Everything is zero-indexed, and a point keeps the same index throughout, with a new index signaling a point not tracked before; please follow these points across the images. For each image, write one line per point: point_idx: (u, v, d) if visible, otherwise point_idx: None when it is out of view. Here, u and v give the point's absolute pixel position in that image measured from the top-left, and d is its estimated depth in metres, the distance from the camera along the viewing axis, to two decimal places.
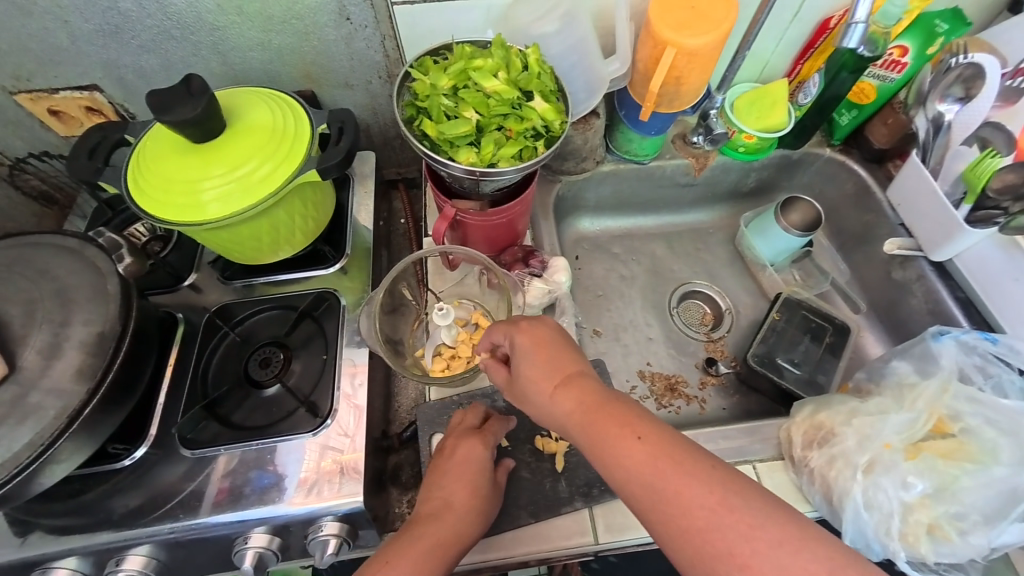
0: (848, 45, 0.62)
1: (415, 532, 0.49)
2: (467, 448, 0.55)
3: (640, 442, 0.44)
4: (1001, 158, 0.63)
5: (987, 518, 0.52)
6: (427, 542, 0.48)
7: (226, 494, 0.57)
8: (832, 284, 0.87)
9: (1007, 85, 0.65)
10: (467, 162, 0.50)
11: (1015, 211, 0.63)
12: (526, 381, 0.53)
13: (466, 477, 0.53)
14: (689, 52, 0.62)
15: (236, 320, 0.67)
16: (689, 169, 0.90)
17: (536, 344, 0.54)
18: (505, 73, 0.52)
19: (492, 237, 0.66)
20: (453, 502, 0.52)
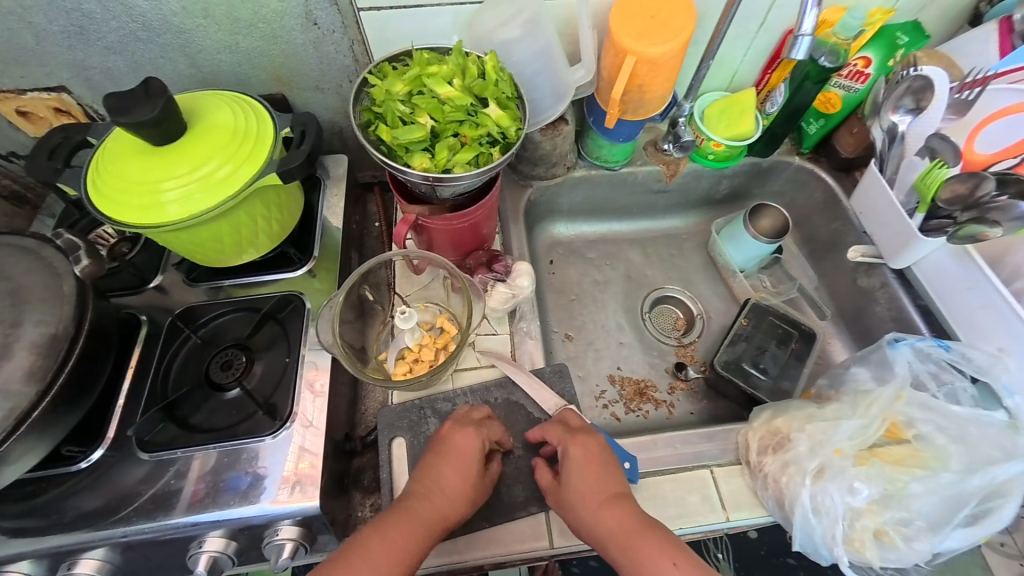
0: (796, 57, 0.63)
1: (407, 515, 0.50)
2: (469, 443, 0.55)
3: (675, 569, 0.47)
4: (948, 168, 0.64)
5: (932, 524, 0.53)
6: (415, 526, 0.50)
7: (204, 494, 0.56)
8: (800, 290, 0.88)
9: (957, 98, 0.66)
10: (422, 167, 0.51)
11: (963, 220, 0.63)
12: (577, 495, 0.53)
13: (465, 471, 0.53)
14: (650, 60, 0.63)
15: (199, 323, 0.67)
16: (661, 176, 0.90)
17: (587, 459, 0.55)
18: (459, 79, 0.52)
19: (457, 241, 0.67)
20: (445, 487, 0.53)
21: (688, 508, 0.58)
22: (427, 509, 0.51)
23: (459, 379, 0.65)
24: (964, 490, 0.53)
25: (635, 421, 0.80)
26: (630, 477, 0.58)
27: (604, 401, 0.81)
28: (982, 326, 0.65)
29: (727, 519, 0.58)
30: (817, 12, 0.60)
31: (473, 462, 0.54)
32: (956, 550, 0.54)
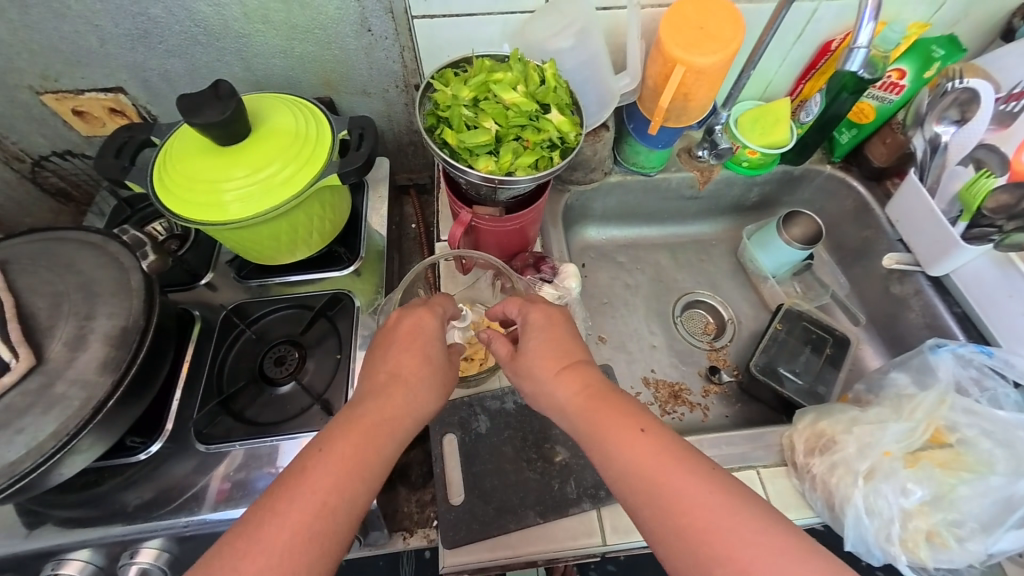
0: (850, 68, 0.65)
1: (350, 423, 0.47)
2: (428, 323, 0.55)
3: (644, 435, 0.46)
4: (995, 178, 0.65)
5: (984, 525, 0.54)
6: (358, 433, 0.46)
7: (228, 492, 0.58)
8: (832, 297, 0.89)
9: (1002, 109, 0.67)
10: (486, 169, 0.52)
11: (1008, 228, 0.64)
12: (533, 356, 0.53)
13: (422, 349, 0.54)
14: (698, 70, 0.65)
15: (251, 318, 0.68)
16: (694, 182, 0.93)
17: (548, 321, 0.56)
18: (523, 85, 0.54)
19: (504, 243, 0.68)
20: (394, 377, 0.51)
21: None
22: (369, 412, 0.48)
23: (507, 378, 0.65)
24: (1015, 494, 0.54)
25: (669, 423, 0.81)
26: None
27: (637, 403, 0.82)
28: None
29: None
30: (871, 24, 0.62)
31: (436, 337, 0.55)
32: (1008, 551, 0.54)
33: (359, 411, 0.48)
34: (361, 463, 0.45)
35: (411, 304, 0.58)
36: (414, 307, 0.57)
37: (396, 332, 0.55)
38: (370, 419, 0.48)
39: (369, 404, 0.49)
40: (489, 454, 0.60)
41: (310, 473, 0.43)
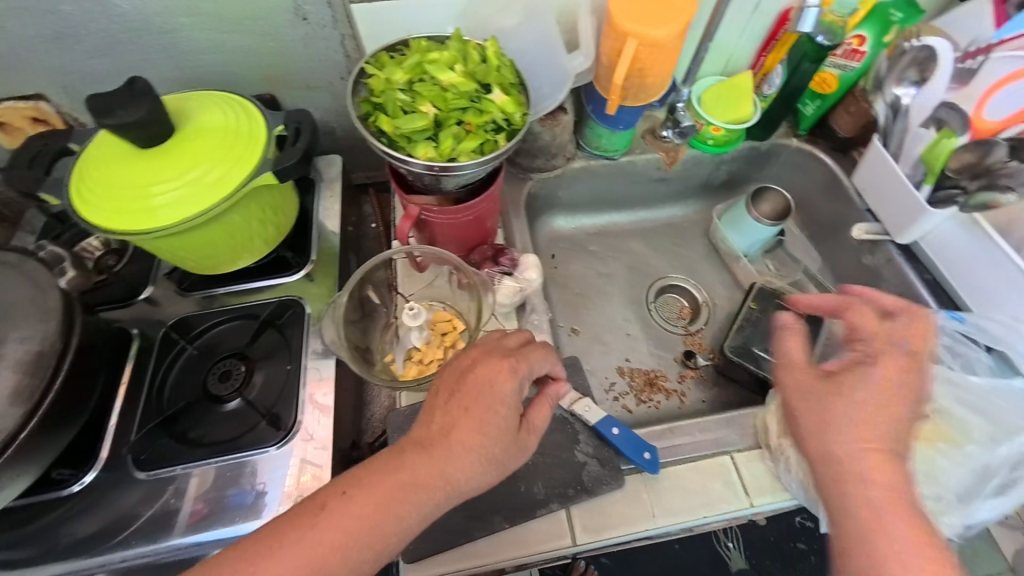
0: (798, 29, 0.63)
1: (398, 465, 0.44)
2: (506, 387, 0.47)
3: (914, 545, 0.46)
4: (956, 138, 0.64)
5: (962, 497, 0.53)
6: (400, 481, 0.44)
7: (202, 514, 0.54)
8: (804, 273, 0.88)
9: (962, 67, 0.65)
10: (426, 157, 0.48)
11: (972, 189, 0.64)
12: (843, 435, 0.49)
13: (494, 418, 0.46)
14: (653, 43, 0.61)
15: (194, 333, 0.63)
16: (661, 164, 0.90)
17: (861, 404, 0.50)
18: (461, 64, 0.50)
19: (459, 236, 0.64)
20: (461, 440, 0.45)
21: (712, 497, 0.56)
22: (422, 463, 0.45)
23: None
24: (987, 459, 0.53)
25: (646, 413, 0.78)
26: (651, 468, 0.55)
27: (613, 394, 0.80)
28: (996, 296, 0.66)
29: (751, 505, 0.57)
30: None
31: (506, 406, 0.47)
32: (986, 521, 0.54)
33: (408, 457, 0.45)
34: (383, 510, 0.43)
35: (494, 350, 0.50)
36: (493, 356, 0.49)
37: (468, 378, 0.47)
38: (411, 471, 0.44)
39: (423, 456, 0.45)
40: None
41: (321, 522, 0.42)
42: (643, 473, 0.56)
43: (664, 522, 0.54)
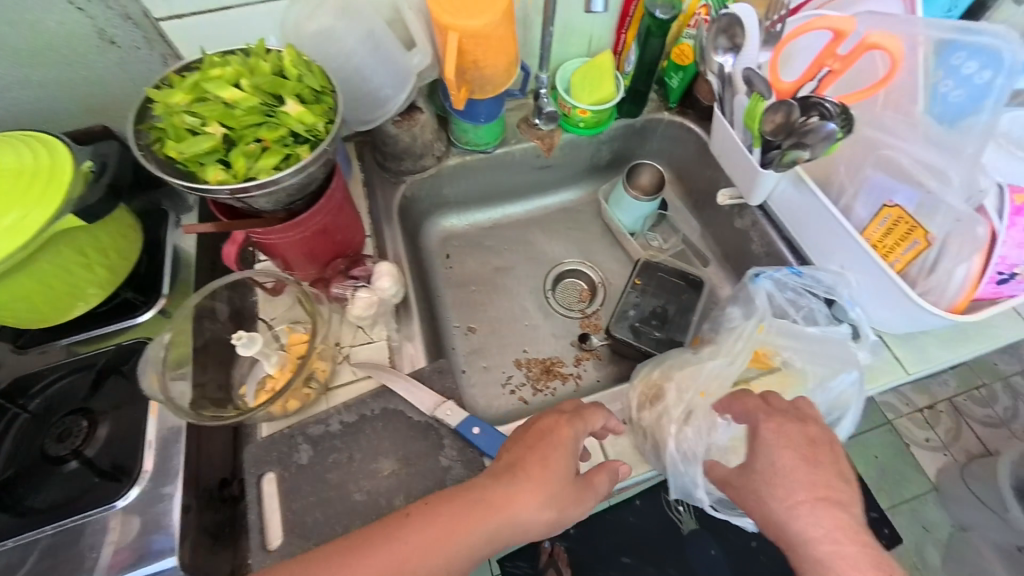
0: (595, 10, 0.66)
1: (463, 496, 0.47)
2: (567, 434, 0.51)
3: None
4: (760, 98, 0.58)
5: None
6: (462, 512, 0.46)
7: (124, 557, 0.51)
8: (685, 243, 0.90)
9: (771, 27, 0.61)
10: (220, 181, 0.46)
11: (784, 146, 0.55)
12: (764, 486, 0.47)
13: (554, 464, 0.50)
14: (472, 35, 0.60)
15: (30, 394, 0.59)
16: (538, 151, 0.90)
17: (797, 454, 0.47)
18: (246, 78, 0.48)
19: (307, 252, 0.62)
20: (532, 483, 0.48)
21: None
22: (495, 494, 0.47)
23: (333, 399, 0.60)
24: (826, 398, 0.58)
25: (543, 401, 0.79)
26: None
27: (510, 387, 0.80)
28: (824, 246, 0.63)
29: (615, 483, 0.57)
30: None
31: (569, 449, 0.51)
32: None
33: (472, 489, 0.48)
34: (450, 542, 0.45)
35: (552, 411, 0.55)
36: (550, 413, 0.54)
37: (533, 437, 0.51)
38: (473, 502, 0.47)
39: (496, 490, 0.48)
40: (314, 485, 0.54)
41: (401, 537, 0.45)
42: None
43: None
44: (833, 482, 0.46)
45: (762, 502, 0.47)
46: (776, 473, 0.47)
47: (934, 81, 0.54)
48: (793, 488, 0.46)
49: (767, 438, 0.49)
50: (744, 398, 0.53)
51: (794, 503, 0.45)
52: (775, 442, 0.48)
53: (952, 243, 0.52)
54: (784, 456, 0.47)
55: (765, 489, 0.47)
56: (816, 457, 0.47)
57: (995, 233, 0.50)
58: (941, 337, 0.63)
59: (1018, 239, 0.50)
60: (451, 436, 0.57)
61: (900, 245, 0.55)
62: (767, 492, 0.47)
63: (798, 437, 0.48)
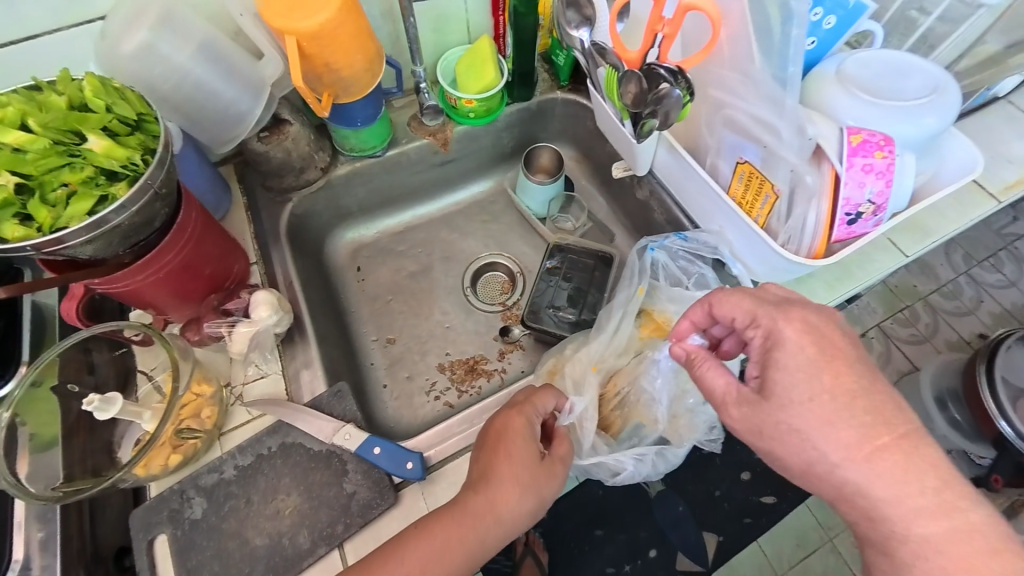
0: None
1: (450, 511, 0.48)
2: (520, 423, 0.53)
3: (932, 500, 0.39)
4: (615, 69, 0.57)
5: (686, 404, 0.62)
6: (457, 530, 0.47)
7: None
8: (593, 221, 0.90)
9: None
10: (18, 237, 0.41)
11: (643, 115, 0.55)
12: (806, 400, 0.42)
13: (516, 456, 0.52)
14: (311, 36, 0.56)
15: None
16: (433, 148, 0.86)
17: (823, 356, 0.43)
18: (35, 117, 0.43)
19: (179, 293, 0.57)
20: (504, 483, 0.50)
21: None
22: (478, 503, 0.49)
23: (229, 442, 0.57)
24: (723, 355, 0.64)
25: (470, 402, 0.78)
26: (415, 476, 0.55)
27: (434, 393, 0.78)
28: (704, 210, 0.67)
29: None
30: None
31: (527, 437, 0.53)
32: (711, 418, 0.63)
33: (452, 504, 0.49)
34: (459, 552, 0.47)
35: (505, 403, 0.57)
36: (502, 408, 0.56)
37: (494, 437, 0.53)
38: (456, 517, 0.48)
39: (474, 500, 0.49)
40: (210, 537, 0.52)
41: (400, 559, 0.45)
42: (415, 481, 0.56)
43: None
44: (877, 398, 0.42)
45: (781, 432, 0.43)
46: (807, 392, 0.42)
47: (784, 29, 0.48)
48: (821, 406, 0.41)
49: (779, 354, 0.44)
50: (740, 303, 0.49)
51: (830, 424, 0.41)
52: (790, 357, 0.43)
53: (800, 192, 0.55)
54: (801, 368, 0.43)
55: (785, 412, 0.43)
56: (848, 365, 0.43)
57: (836, 176, 0.52)
58: (828, 281, 0.65)
59: (859, 179, 0.51)
60: (354, 460, 0.55)
61: (758, 199, 0.59)
62: (785, 414, 0.43)
63: (824, 342, 0.43)
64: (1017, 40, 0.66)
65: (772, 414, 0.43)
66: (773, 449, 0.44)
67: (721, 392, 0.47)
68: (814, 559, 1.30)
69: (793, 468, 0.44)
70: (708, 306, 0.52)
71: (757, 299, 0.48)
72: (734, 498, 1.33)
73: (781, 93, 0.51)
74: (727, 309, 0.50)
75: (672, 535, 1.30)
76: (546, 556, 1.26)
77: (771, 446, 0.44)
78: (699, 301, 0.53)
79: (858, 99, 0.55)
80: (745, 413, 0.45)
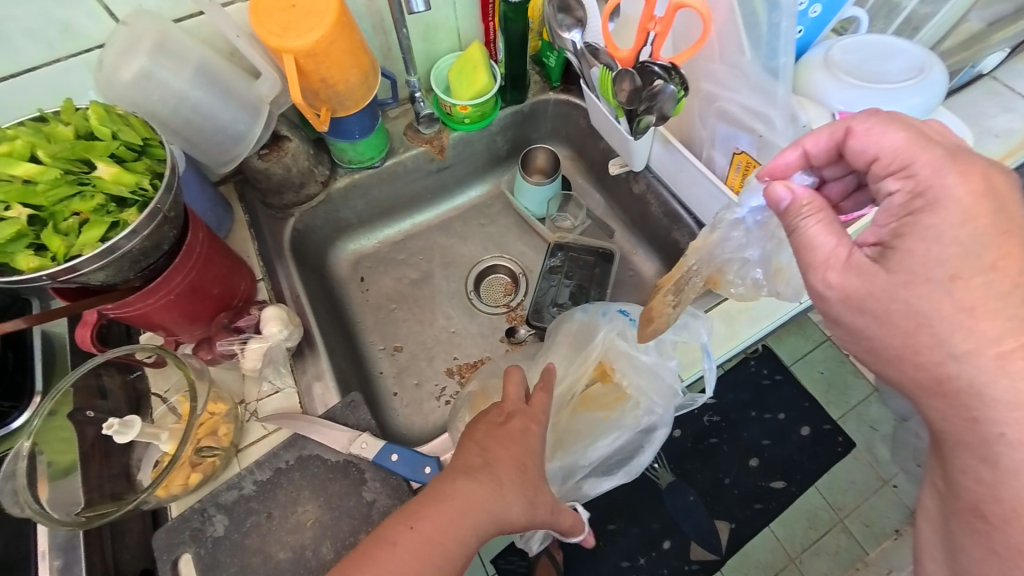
0: (419, 11, 0.62)
1: (450, 504, 0.48)
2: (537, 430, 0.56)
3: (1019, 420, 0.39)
4: (611, 69, 0.57)
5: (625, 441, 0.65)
6: (451, 525, 0.47)
7: None
8: (592, 218, 0.92)
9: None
10: (32, 267, 0.42)
11: (638, 112, 0.56)
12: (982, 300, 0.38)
13: (520, 439, 0.55)
14: (306, 54, 0.57)
15: None
16: (430, 156, 0.87)
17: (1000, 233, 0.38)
18: (43, 148, 0.43)
19: (189, 314, 0.58)
20: (503, 475, 0.51)
21: None
22: (477, 493, 0.50)
23: (246, 458, 0.58)
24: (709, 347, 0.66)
25: None
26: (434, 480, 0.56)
27: (444, 398, 0.79)
28: (702, 201, 0.68)
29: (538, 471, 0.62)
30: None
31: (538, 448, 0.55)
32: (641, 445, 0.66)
33: (454, 494, 0.49)
34: (442, 551, 0.46)
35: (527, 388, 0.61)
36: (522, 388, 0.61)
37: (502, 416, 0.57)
38: (453, 511, 0.48)
39: (472, 490, 0.50)
40: (233, 554, 0.52)
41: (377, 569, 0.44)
42: None
43: None
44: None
45: (893, 308, 0.40)
46: (947, 270, 0.39)
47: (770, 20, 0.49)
48: (960, 293, 0.38)
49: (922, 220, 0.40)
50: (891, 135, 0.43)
51: (969, 314, 0.38)
52: (946, 225, 0.39)
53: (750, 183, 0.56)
54: (958, 241, 0.39)
55: (913, 291, 0.39)
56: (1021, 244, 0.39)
57: None
58: (754, 315, 0.67)
59: None
60: (372, 469, 0.56)
61: None
62: (903, 292, 0.40)
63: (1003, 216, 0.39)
64: (997, 18, 0.68)
65: (892, 286, 0.40)
66: (863, 326, 0.43)
67: (830, 250, 0.43)
68: (827, 540, 1.29)
69: (933, 395, 0.42)
70: (844, 136, 0.45)
71: (915, 145, 0.42)
72: (743, 483, 1.35)
73: (772, 84, 0.52)
74: (870, 144, 0.44)
75: (684, 524, 1.32)
76: (561, 554, 1.27)
77: (864, 322, 0.43)
78: (838, 126, 0.46)
79: (846, 84, 0.56)
80: (849, 278, 0.42)
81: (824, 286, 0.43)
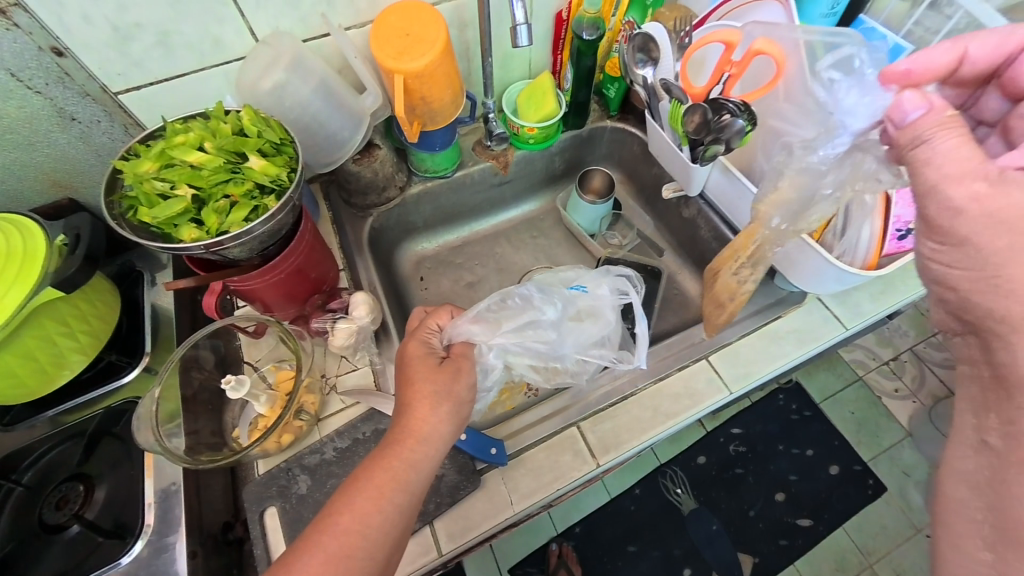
0: (523, 45, 0.64)
1: (379, 452, 0.50)
2: (414, 348, 0.57)
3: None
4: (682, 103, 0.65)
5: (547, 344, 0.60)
6: (383, 466, 0.49)
7: None
8: (641, 236, 0.98)
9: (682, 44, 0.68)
10: (193, 239, 0.49)
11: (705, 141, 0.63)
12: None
13: (420, 373, 0.54)
14: (415, 75, 0.65)
15: (24, 468, 0.64)
16: (495, 170, 0.94)
17: None
18: (210, 141, 0.52)
19: (290, 293, 0.65)
20: (412, 407, 0.52)
21: (562, 469, 0.62)
22: (400, 434, 0.51)
23: (327, 427, 0.64)
24: (760, 361, 0.69)
25: None
26: (499, 460, 0.60)
27: None
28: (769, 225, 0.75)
29: (597, 465, 0.62)
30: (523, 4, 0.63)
31: (423, 358, 0.56)
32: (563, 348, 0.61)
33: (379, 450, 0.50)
34: (382, 491, 0.48)
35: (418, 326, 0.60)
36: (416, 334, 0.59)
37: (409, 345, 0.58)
38: (382, 467, 0.49)
39: (397, 432, 0.51)
40: (315, 511, 0.58)
41: (335, 514, 0.47)
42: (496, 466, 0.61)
43: (521, 506, 0.60)
44: None
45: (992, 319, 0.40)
46: None
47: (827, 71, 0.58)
48: None
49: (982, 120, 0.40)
50: None
51: None
52: None
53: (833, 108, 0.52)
54: None
55: None
56: None
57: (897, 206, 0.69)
58: (797, 338, 0.71)
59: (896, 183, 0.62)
60: None
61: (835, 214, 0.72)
62: None
63: None
64: None
65: None
66: None
67: (969, 161, 0.39)
68: None
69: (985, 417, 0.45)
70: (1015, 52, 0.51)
71: None
72: (768, 517, 1.33)
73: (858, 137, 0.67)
74: None
75: (706, 552, 1.31)
76: (579, 570, 1.27)
77: (998, 242, 0.38)
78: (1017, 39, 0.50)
79: None
80: (996, 192, 0.38)
81: (962, 199, 0.39)
